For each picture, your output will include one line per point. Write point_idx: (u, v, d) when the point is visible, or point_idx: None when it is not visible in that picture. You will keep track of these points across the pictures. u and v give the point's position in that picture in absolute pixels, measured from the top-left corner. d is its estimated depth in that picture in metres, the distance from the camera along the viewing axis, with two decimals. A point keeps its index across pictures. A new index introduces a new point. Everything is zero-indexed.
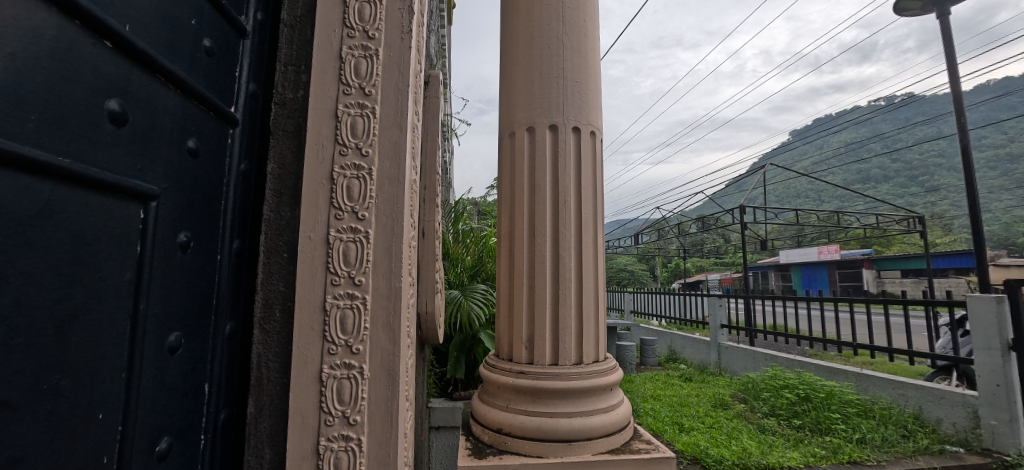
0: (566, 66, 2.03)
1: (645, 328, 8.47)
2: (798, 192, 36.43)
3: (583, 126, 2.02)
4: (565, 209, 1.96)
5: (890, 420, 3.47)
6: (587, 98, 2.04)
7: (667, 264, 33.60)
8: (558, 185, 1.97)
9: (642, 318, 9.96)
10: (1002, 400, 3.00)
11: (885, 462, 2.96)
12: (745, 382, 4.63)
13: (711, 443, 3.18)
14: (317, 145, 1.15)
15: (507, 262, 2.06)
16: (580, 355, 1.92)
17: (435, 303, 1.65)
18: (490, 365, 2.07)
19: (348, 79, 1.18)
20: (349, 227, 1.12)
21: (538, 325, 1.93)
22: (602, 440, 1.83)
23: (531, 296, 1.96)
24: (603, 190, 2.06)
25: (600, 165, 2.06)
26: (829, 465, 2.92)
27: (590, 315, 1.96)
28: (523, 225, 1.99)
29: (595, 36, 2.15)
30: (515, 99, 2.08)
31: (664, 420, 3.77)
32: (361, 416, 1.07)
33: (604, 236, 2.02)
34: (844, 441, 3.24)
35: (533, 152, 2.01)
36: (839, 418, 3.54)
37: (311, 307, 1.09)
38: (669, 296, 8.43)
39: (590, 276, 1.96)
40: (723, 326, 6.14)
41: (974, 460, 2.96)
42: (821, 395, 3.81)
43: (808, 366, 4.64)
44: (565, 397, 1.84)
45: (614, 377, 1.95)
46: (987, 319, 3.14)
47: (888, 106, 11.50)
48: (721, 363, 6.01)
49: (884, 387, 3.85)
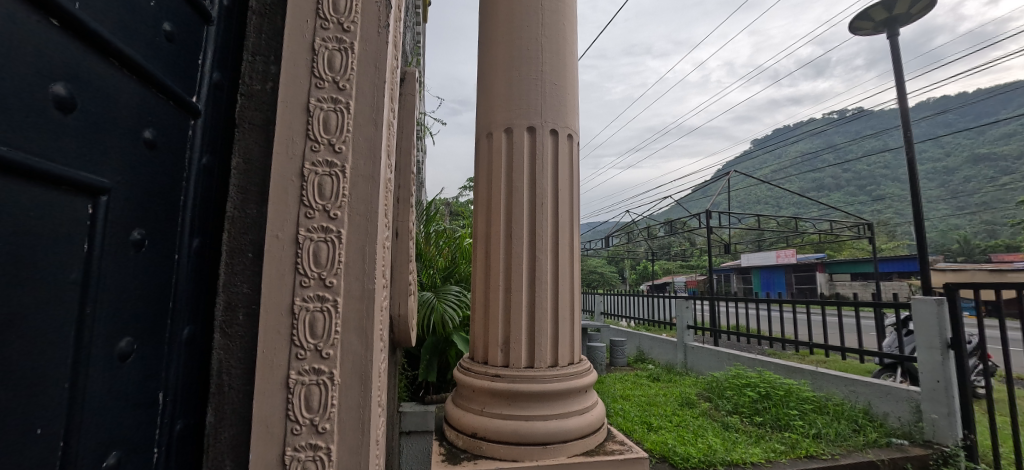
0: (545, 68, 2.03)
1: (614, 329, 8.62)
2: (758, 198, 38.01)
3: (560, 129, 2.02)
4: (542, 211, 1.95)
5: (843, 415, 3.66)
6: (565, 102, 2.05)
7: (635, 266, 34.40)
8: (536, 186, 1.97)
9: (611, 320, 10.12)
10: (941, 395, 3.23)
11: (838, 456, 3.10)
12: (710, 381, 4.77)
13: (678, 442, 3.25)
14: (288, 140, 1.10)
15: (482, 265, 2.04)
16: (555, 358, 1.92)
17: (408, 305, 1.61)
18: (464, 368, 2.04)
19: (321, 73, 1.13)
20: (320, 226, 1.08)
21: (514, 328, 1.92)
22: (577, 442, 1.83)
23: (507, 300, 1.94)
24: (580, 194, 2.08)
25: (577, 167, 2.07)
26: (787, 460, 3.04)
27: (566, 317, 1.96)
28: (501, 226, 1.98)
29: (573, 39, 2.16)
30: (493, 100, 2.07)
31: (633, 419, 3.84)
32: (330, 424, 1.03)
33: (580, 239, 2.04)
34: (801, 436, 3.39)
35: (510, 153, 2.00)
36: (797, 414, 3.70)
37: (277, 310, 1.04)
38: (638, 298, 8.60)
39: (565, 278, 1.97)
40: (690, 328, 6.30)
41: (917, 451, 3.16)
42: (780, 392, 3.97)
43: (767, 365, 4.84)
44: (541, 399, 1.84)
45: (589, 379, 1.96)
46: (928, 319, 3.36)
47: (840, 119, 12.16)
48: (687, 363, 6.19)
49: (837, 384, 4.06)
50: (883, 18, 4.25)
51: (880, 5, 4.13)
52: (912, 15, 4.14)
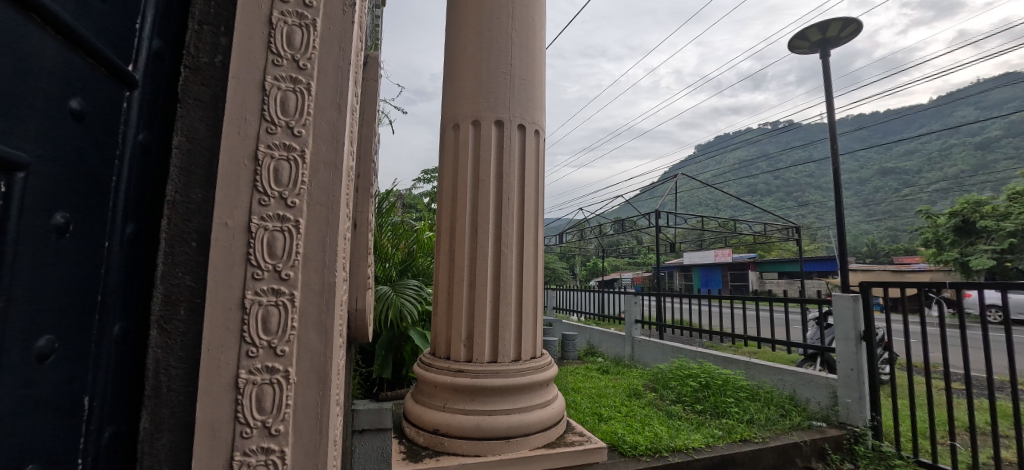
0: (513, 62, 2.02)
1: (566, 323, 8.83)
2: (700, 200, 40.29)
3: (527, 125, 2.02)
4: (508, 205, 1.95)
5: (773, 401, 3.98)
6: (532, 97, 2.05)
7: (586, 262, 35.39)
8: (502, 180, 1.95)
9: (563, 315, 10.34)
10: (854, 382, 3.60)
11: (768, 439, 3.37)
12: (656, 372, 5.01)
13: (627, 431, 3.38)
14: (239, 119, 1.01)
15: (445, 259, 2.01)
16: (518, 352, 1.93)
17: (368, 299, 1.54)
18: (426, 364, 2.00)
19: (279, 49, 1.05)
20: (275, 214, 1.00)
21: (476, 323, 1.90)
22: (538, 435, 1.85)
23: (471, 295, 1.92)
24: (545, 189, 2.09)
25: (542, 163, 2.08)
26: (724, 443, 3.25)
27: (528, 312, 1.97)
28: (466, 220, 1.95)
29: (542, 35, 2.16)
30: (461, 91, 2.03)
31: (585, 411, 3.95)
32: (284, 426, 0.96)
33: (543, 235, 2.06)
34: (737, 422, 3.65)
35: (475, 146, 1.98)
36: (733, 401, 3.97)
37: (226, 304, 0.96)
38: (589, 293, 8.84)
39: (529, 273, 1.97)
40: (638, 322, 6.57)
41: (833, 432, 3.50)
42: (719, 382, 4.24)
43: (707, 356, 5.16)
44: (504, 394, 1.84)
45: (550, 373, 1.99)
46: (846, 314, 3.72)
47: (775, 130, 13.12)
48: (634, 356, 6.46)
49: (767, 373, 4.40)
50: (817, 39, 4.63)
51: (815, 27, 4.49)
52: (841, 38, 4.53)
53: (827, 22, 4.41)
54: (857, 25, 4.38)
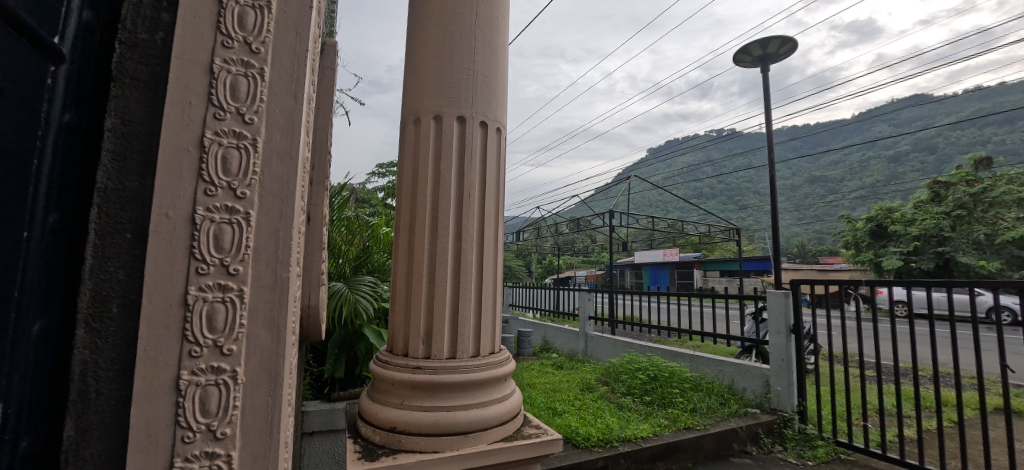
0: (476, 59, 2.01)
1: (521, 320, 8.93)
2: (651, 202, 41.97)
3: (489, 122, 2.02)
4: (469, 202, 1.94)
5: (713, 391, 4.24)
6: (495, 94, 2.06)
7: (541, 260, 35.88)
8: (463, 177, 1.95)
9: (518, 312, 10.44)
10: (785, 371, 3.91)
11: (709, 426, 3.59)
12: (608, 366, 5.18)
13: (580, 423, 3.49)
14: (183, 103, 0.94)
15: (404, 255, 1.97)
16: (477, 348, 1.94)
17: (322, 296, 1.49)
18: (383, 361, 1.95)
19: (230, 30, 0.99)
20: (223, 206, 0.95)
21: (435, 319, 1.88)
22: (496, 429, 1.87)
23: (430, 291, 1.90)
24: (505, 187, 2.11)
25: (503, 161, 2.10)
26: (670, 432, 3.44)
27: (488, 308, 1.98)
28: (426, 216, 1.92)
29: (506, 34, 2.17)
30: (422, 85, 2.00)
31: (539, 405, 4.03)
32: (230, 429, 0.92)
33: (503, 231, 2.08)
34: (682, 411, 3.86)
35: (437, 141, 1.95)
36: (678, 392, 4.19)
37: (166, 300, 0.89)
38: (544, 290, 8.98)
39: (489, 270, 1.98)
40: (591, 318, 6.76)
41: (766, 417, 3.80)
42: (666, 374, 4.45)
43: (655, 350, 5.40)
44: (462, 389, 1.84)
45: (508, 368, 2.01)
46: (778, 309, 4.03)
47: (720, 137, 13.91)
48: (587, 351, 6.66)
49: (709, 365, 4.68)
50: (758, 54, 4.96)
51: (757, 42, 4.81)
52: (779, 54, 4.89)
53: (768, 39, 4.74)
54: (793, 43, 4.74)
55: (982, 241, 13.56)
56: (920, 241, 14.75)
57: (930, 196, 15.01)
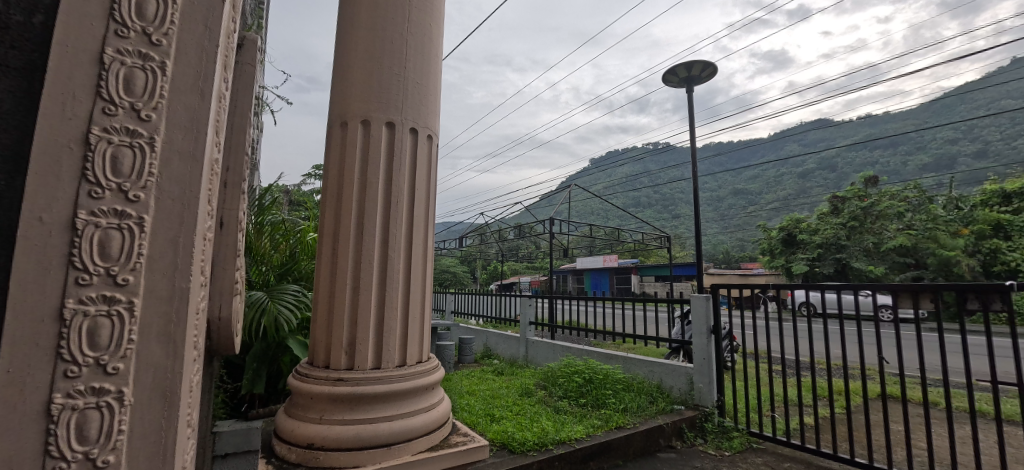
0: (408, 65, 2.00)
1: (464, 327, 8.88)
2: (592, 210, 43.52)
3: (420, 129, 2.01)
4: (397, 209, 1.91)
5: (643, 391, 4.47)
6: (426, 101, 2.05)
7: (486, 266, 35.87)
8: (392, 183, 1.91)
9: (461, 319, 10.34)
10: (705, 370, 4.21)
11: (639, 424, 3.78)
12: (547, 371, 5.28)
13: (517, 429, 3.51)
14: (65, 95, 0.85)
15: (327, 263, 1.89)
16: (403, 357, 1.90)
17: (233, 307, 1.39)
18: (302, 374, 1.86)
19: (126, 19, 0.91)
20: (111, 209, 0.86)
21: (360, 329, 1.83)
22: (422, 439, 1.84)
23: (354, 300, 1.84)
24: (436, 194, 2.10)
25: (434, 168, 2.10)
26: (602, 432, 3.57)
27: (416, 316, 1.96)
28: (351, 222, 1.86)
29: (439, 42, 2.17)
30: (351, 88, 1.95)
31: (477, 413, 4.01)
32: (114, 456, 0.83)
33: (434, 239, 2.07)
34: (614, 411, 4.03)
35: (364, 146, 1.91)
36: (611, 393, 4.37)
37: (36, 314, 0.80)
38: (487, 297, 8.97)
39: (417, 278, 1.96)
40: (532, 323, 6.87)
41: (688, 413, 4.06)
42: (600, 376, 4.62)
43: (592, 353, 5.60)
44: (387, 399, 1.80)
45: (436, 376, 2.00)
46: (701, 312, 4.33)
47: (655, 150, 14.77)
48: (528, 356, 6.75)
49: (640, 366, 4.92)
50: (684, 76, 5.36)
51: (683, 65, 5.19)
52: (702, 77, 5.31)
53: (692, 62, 5.14)
54: (714, 68, 5.17)
55: (871, 249, 15.50)
56: (823, 249, 16.57)
57: (830, 209, 16.93)
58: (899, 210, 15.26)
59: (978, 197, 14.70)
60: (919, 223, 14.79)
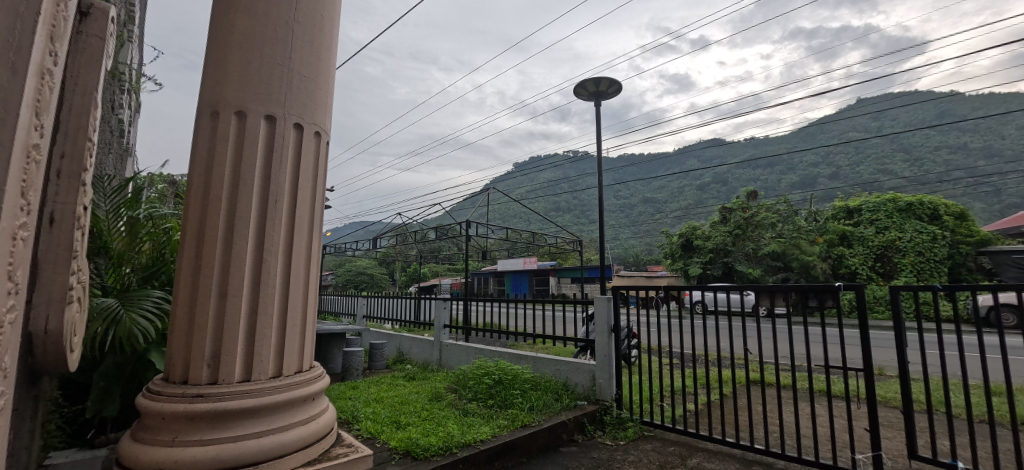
0: (294, 56, 1.88)
1: (375, 332, 8.54)
2: (514, 213, 44.36)
3: (307, 125, 1.90)
4: (276, 208, 1.77)
5: (549, 388, 4.65)
6: (314, 96, 1.94)
7: (406, 268, 34.80)
8: (271, 180, 1.77)
9: (374, 323, 9.91)
10: (605, 367, 4.51)
11: (543, 421, 3.93)
12: (458, 374, 5.27)
13: (422, 434, 3.45)
14: None
15: (189, 266, 1.69)
16: (279, 368, 1.77)
17: (62, 316, 1.20)
18: (153, 395, 1.63)
19: None
20: None
21: (226, 339, 1.66)
22: (297, 453, 1.68)
23: (220, 308, 1.66)
24: (324, 194, 1.99)
25: (322, 168, 1.99)
26: (508, 432, 3.65)
27: (296, 324, 1.83)
28: (219, 221, 1.68)
29: (331, 35, 2.08)
30: (225, 76, 1.78)
31: (382, 421, 3.87)
32: None
33: (320, 241, 1.96)
34: (520, 410, 4.14)
35: (239, 140, 1.74)
36: (518, 393, 4.48)
37: None
38: (401, 299, 8.71)
39: (299, 282, 1.84)
40: (445, 326, 6.82)
41: (589, 408, 4.33)
42: (509, 376, 4.71)
43: (503, 355, 5.69)
44: (255, 414, 1.63)
45: (317, 386, 1.88)
46: (602, 312, 4.62)
47: (571, 158, 15.50)
48: (441, 360, 6.69)
49: (547, 365, 5.11)
50: (593, 90, 5.69)
51: (592, 80, 5.52)
52: (608, 93, 5.69)
53: (600, 78, 5.48)
54: (619, 85, 5.57)
55: (750, 254, 17.78)
56: (713, 254, 18.64)
57: (720, 218, 19.11)
58: (772, 220, 17.71)
59: (829, 212, 17.59)
60: (787, 232, 17.30)
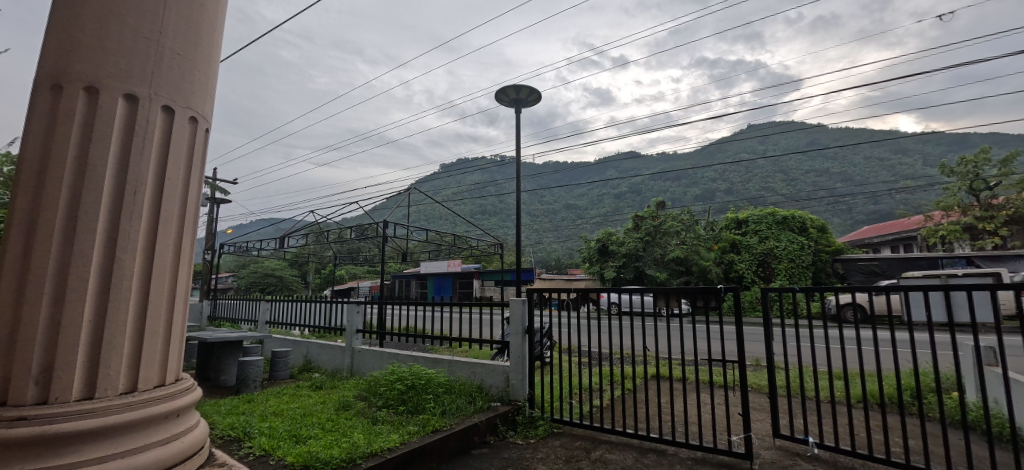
0: (165, 31, 1.69)
1: (280, 339, 7.87)
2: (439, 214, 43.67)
3: (180, 109, 1.70)
4: (136, 199, 1.55)
5: (464, 391, 4.64)
6: (190, 78, 1.76)
7: (320, 270, 32.49)
8: (130, 167, 1.54)
9: (279, 329, 9.11)
10: (519, 367, 4.60)
11: (455, 424, 3.91)
12: (370, 381, 5.05)
13: (323, 447, 3.26)
14: None
15: (10, 267, 1.39)
16: (132, 383, 1.54)
17: None
18: None
19: None
20: None
21: (61, 355, 1.39)
22: None
23: (54, 316, 1.39)
24: (200, 187, 1.80)
25: (198, 157, 1.81)
26: (418, 437, 3.58)
27: (157, 332, 1.62)
28: (56, 213, 1.41)
29: (213, 13, 1.90)
30: (73, 45, 1.53)
31: (280, 435, 3.58)
32: None
33: (193, 239, 1.77)
34: (431, 415, 4.08)
35: (89, 119, 1.50)
36: (431, 398, 4.40)
37: None
38: (310, 304, 8.12)
39: (163, 285, 1.63)
40: (359, 331, 6.49)
41: (502, 408, 4.40)
42: (423, 381, 4.61)
43: (418, 359, 5.55)
44: (99, 437, 1.41)
45: (181, 400, 1.68)
46: (518, 314, 4.71)
47: (496, 162, 15.69)
48: (353, 367, 6.36)
49: (463, 368, 5.09)
50: (513, 97, 5.83)
51: (512, 87, 5.65)
52: (527, 101, 5.87)
53: (520, 86, 5.64)
54: (538, 94, 5.77)
55: (658, 259, 19.32)
56: (626, 259, 19.96)
57: (633, 226, 20.54)
58: (677, 228, 19.46)
59: (723, 222, 19.76)
60: (689, 240, 19.12)
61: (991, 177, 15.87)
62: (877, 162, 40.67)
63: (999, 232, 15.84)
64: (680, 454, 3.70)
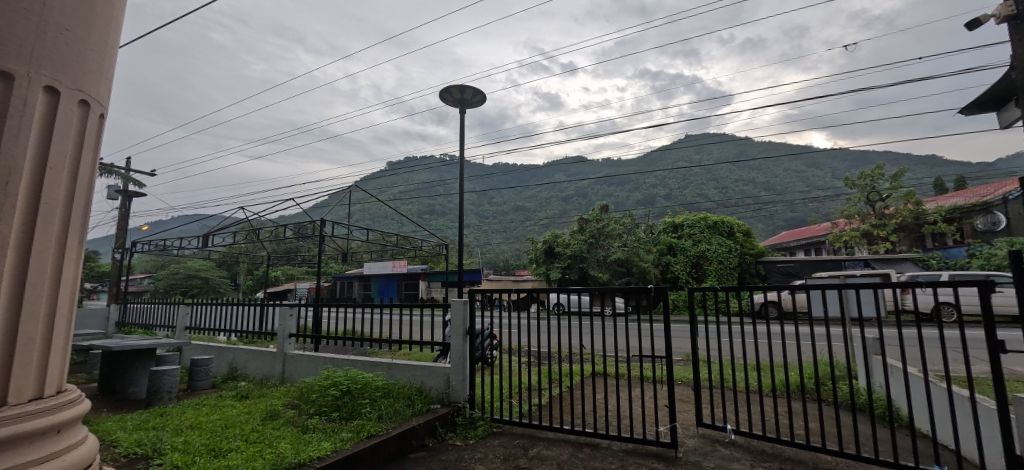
0: (48, 2, 1.50)
1: (201, 346, 7.25)
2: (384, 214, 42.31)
3: (66, 90, 1.52)
4: (9, 190, 1.34)
5: (402, 394, 4.54)
6: (81, 59, 1.60)
7: (252, 271, 30.20)
8: (4, 151, 1.34)
9: (200, 336, 8.36)
10: (460, 368, 4.59)
11: (391, 429, 3.83)
12: (302, 388, 4.80)
13: (245, 460, 3.07)
14: None
15: None
16: (4, 397, 1.34)
17: None
18: None
19: None
20: None
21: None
22: None
23: None
24: (92, 182, 1.64)
25: (89, 146, 1.63)
26: (352, 444, 3.46)
27: (37, 342, 1.43)
28: None
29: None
30: None
31: (196, 450, 3.31)
32: None
33: (83, 235, 1.59)
34: (366, 420, 3.95)
35: None
36: (367, 402, 4.26)
37: None
38: (236, 308, 7.54)
39: (47, 287, 1.44)
40: (292, 336, 6.14)
41: (441, 410, 4.36)
42: (359, 386, 4.45)
43: (355, 363, 5.36)
44: None
45: (62, 416, 1.50)
46: (458, 314, 4.69)
47: (443, 162, 15.52)
48: (284, 374, 6.01)
49: (402, 371, 4.99)
50: (458, 97, 5.81)
51: (457, 87, 5.63)
52: (472, 102, 5.88)
53: (465, 86, 5.64)
54: (483, 95, 5.81)
55: (601, 260, 20.02)
56: (571, 260, 20.49)
57: (578, 228, 21.14)
58: (619, 231, 20.30)
59: (661, 226, 20.89)
60: (629, 242, 19.98)
61: (883, 189, 18.09)
62: (793, 173, 45.04)
63: (889, 237, 18.08)
64: (613, 447, 3.87)
